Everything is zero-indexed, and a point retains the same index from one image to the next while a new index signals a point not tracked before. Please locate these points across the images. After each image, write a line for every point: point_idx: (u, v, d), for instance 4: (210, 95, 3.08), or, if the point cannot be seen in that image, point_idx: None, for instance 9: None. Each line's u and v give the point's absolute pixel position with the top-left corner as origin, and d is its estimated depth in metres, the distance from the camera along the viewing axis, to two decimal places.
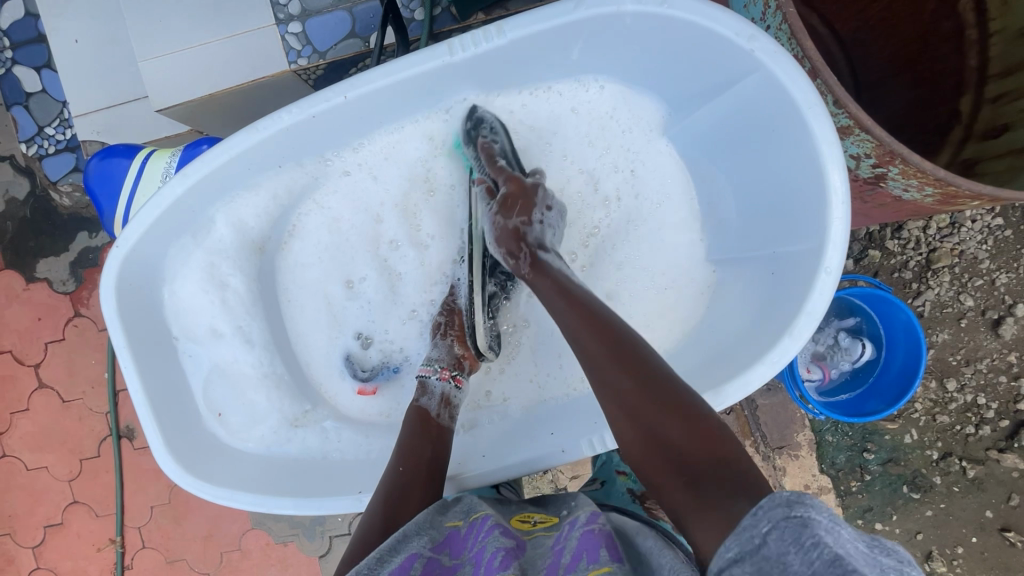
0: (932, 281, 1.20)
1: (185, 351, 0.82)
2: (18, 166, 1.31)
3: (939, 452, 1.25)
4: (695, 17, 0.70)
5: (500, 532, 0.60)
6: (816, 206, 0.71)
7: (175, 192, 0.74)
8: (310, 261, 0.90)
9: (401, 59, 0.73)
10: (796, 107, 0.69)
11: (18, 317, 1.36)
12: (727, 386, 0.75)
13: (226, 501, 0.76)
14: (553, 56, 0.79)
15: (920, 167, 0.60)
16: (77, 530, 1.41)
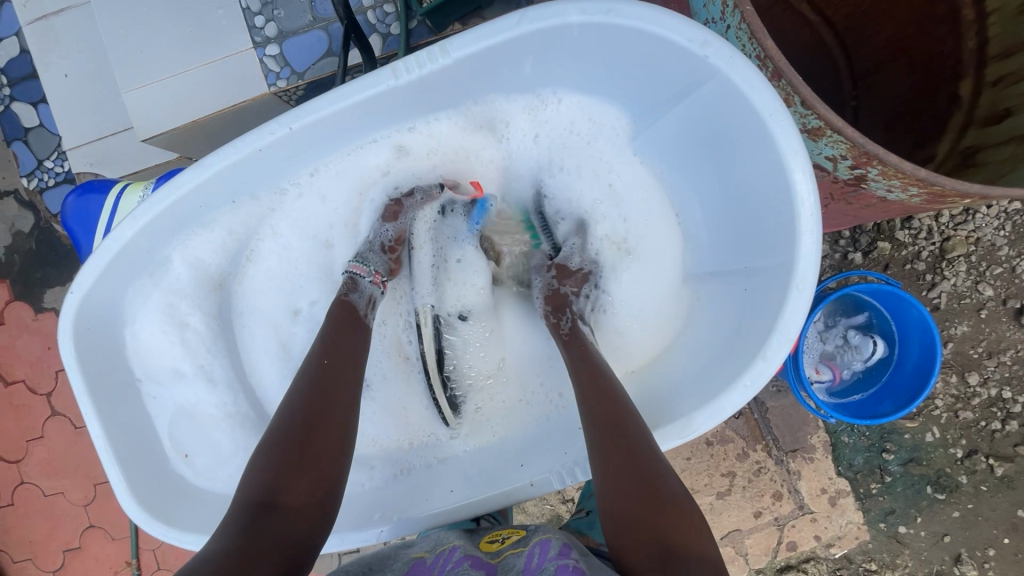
0: (947, 272, 1.15)
1: (150, 394, 0.81)
2: (22, 201, 1.34)
3: (964, 450, 1.19)
4: (647, 25, 0.66)
5: (469, 564, 0.65)
6: (785, 220, 0.68)
7: (124, 236, 0.72)
8: (268, 294, 0.89)
9: (350, 84, 0.70)
10: (757, 113, 0.65)
11: (29, 348, 1.39)
12: (700, 414, 0.72)
13: (191, 546, 0.75)
14: (508, 71, 0.76)
15: (898, 167, 0.56)
16: (94, 554, 1.43)
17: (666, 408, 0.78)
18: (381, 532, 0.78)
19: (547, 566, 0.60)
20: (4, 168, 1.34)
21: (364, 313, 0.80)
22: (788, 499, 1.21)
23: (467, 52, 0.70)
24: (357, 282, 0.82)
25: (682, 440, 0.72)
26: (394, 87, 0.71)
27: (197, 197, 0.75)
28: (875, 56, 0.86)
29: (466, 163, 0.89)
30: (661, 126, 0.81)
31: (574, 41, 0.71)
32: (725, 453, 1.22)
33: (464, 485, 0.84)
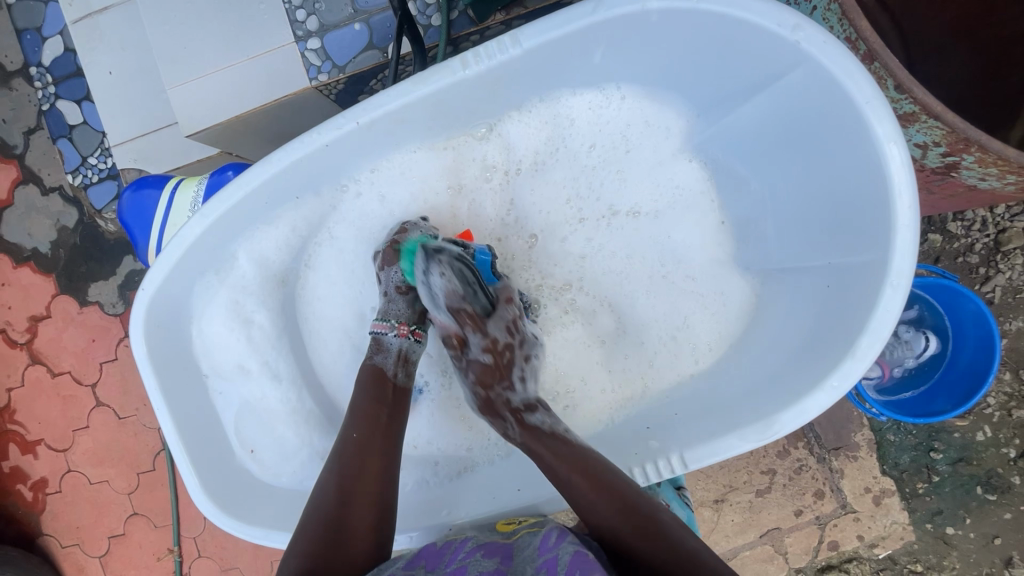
0: (1003, 265, 1.10)
1: (215, 389, 0.82)
2: (67, 197, 1.38)
3: (1017, 450, 1.15)
4: (732, 9, 0.64)
5: (481, 555, 0.65)
6: (878, 211, 0.66)
7: (194, 232, 0.73)
8: (329, 291, 0.89)
9: (415, 78, 0.69)
10: (851, 101, 0.63)
11: (74, 340, 1.43)
12: (783, 414, 0.69)
13: (264, 539, 0.75)
14: (576, 61, 0.74)
15: (1002, 153, 0.55)
16: (138, 540, 1.48)
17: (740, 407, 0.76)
18: (450, 527, 0.79)
19: (565, 547, 0.59)
20: (49, 165, 1.37)
21: (391, 376, 0.79)
22: (831, 498, 1.18)
23: (538, 42, 0.68)
24: (382, 341, 0.81)
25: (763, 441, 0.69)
26: (461, 77, 0.70)
27: (266, 194, 0.75)
28: (935, 39, 0.82)
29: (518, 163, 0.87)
30: (730, 120, 0.81)
31: (645, 30, 0.69)
32: (766, 451, 1.20)
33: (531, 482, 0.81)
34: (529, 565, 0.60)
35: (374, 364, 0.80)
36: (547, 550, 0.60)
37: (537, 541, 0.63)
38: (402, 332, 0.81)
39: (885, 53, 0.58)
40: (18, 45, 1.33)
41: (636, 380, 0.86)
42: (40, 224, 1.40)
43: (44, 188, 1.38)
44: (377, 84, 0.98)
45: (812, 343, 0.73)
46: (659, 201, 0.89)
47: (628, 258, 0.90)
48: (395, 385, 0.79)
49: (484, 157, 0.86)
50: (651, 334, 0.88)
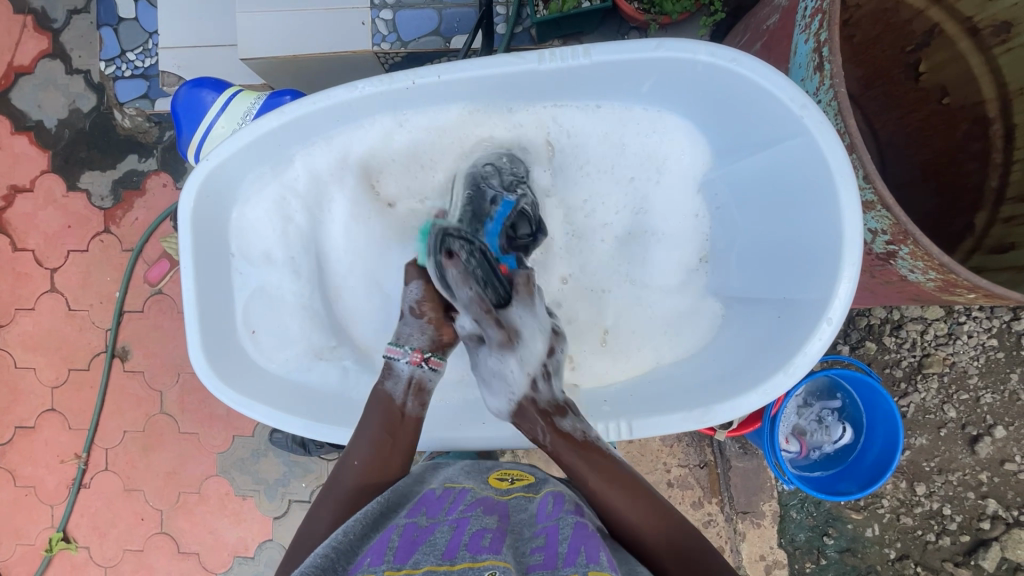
0: (920, 385, 1.25)
1: (238, 269, 0.84)
2: (90, 82, 1.38)
3: (897, 552, 1.27)
4: (761, 80, 0.69)
5: (482, 510, 0.63)
6: (829, 260, 0.70)
7: (270, 124, 0.75)
8: (355, 212, 0.88)
9: (499, 56, 0.73)
10: (830, 173, 0.68)
11: (50, 221, 1.41)
12: (718, 406, 0.76)
13: (246, 410, 0.80)
14: (624, 85, 0.79)
15: (929, 250, 0.63)
16: (46, 438, 1.42)
17: (680, 400, 0.80)
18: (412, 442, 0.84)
19: (565, 517, 0.61)
20: (83, 48, 1.38)
21: (403, 403, 0.74)
22: (728, 556, 1.28)
23: (606, 59, 0.73)
24: (393, 365, 0.76)
25: (700, 424, 0.76)
26: (534, 70, 0.74)
27: (337, 110, 0.77)
28: None
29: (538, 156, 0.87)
30: (736, 168, 0.82)
31: (691, 76, 0.74)
32: (682, 497, 1.29)
33: (494, 420, 0.85)
34: (526, 531, 0.61)
35: (386, 390, 0.75)
36: (546, 518, 0.62)
37: (535, 510, 0.65)
38: (414, 358, 0.76)
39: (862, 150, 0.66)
40: None
41: (608, 369, 0.88)
42: (54, 101, 1.39)
43: (71, 68, 1.38)
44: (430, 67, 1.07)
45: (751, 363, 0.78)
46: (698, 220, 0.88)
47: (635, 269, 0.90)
48: (406, 412, 0.74)
49: (519, 137, 0.85)
50: (638, 324, 0.89)
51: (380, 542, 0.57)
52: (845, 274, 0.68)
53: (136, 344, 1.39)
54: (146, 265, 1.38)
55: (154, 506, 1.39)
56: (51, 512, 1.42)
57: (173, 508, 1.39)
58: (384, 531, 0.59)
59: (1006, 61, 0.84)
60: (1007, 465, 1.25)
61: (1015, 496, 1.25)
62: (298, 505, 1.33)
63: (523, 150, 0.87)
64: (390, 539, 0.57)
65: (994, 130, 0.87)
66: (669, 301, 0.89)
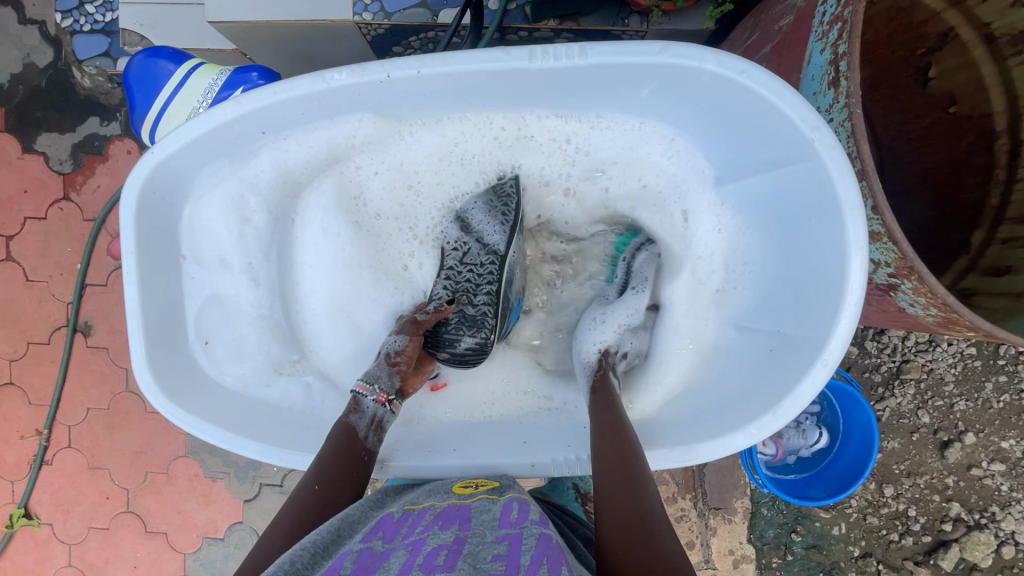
0: (897, 390, 1.26)
1: (189, 273, 0.79)
2: (46, 35, 1.27)
3: (860, 550, 1.30)
4: (769, 96, 0.64)
5: (440, 527, 0.60)
6: (830, 292, 0.68)
7: (224, 115, 0.69)
8: (320, 220, 0.83)
9: (488, 50, 0.66)
10: (838, 207, 0.64)
11: (5, 184, 1.31)
12: (702, 444, 0.74)
13: (195, 430, 0.76)
14: (624, 90, 0.73)
15: (934, 289, 0.60)
16: (5, 413, 1.36)
17: (662, 435, 0.79)
18: (383, 467, 0.80)
19: (529, 526, 0.58)
20: None
21: (364, 438, 0.73)
22: (698, 550, 1.30)
23: (605, 62, 0.66)
24: (360, 402, 0.74)
25: (680, 463, 0.75)
26: (525, 69, 0.68)
27: (302, 103, 0.70)
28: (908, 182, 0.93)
29: (536, 156, 0.84)
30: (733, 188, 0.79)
31: (694, 86, 0.69)
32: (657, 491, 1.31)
33: (464, 445, 0.82)
34: (488, 535, 0.58)
35: (349, 422, 0.73)
36: (508, 525, 0.59)
37: (498, 514, 0.62)
38: (384, 400, 0.75)
39: (873, 176, 0.62)
40: None
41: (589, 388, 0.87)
42: (6, 53, 1.28)
43: (24, 17, 1.27)
44: (415, 41, 0.99)
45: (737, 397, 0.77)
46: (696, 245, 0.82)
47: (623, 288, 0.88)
48: (367, 448, 0.72)
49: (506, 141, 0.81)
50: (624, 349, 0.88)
51: (333, 566, 0.52)
52: (846, 313, 0.65)
53: (99, 318, 1.32)
54: (110, 236, 1.30)
55: (119, 485, 1.35)
56: (11, 488, 1.38)
57: (139, 488, 1.35)
58: (339, 553, 0.55)
59: (1018, 74, 0.80)
60: (974, 470, 1.27)
61: (979, 500, 1.27)
62: (269, 488, 1.30)
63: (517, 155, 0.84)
64: (343, 564, 0.53)
65: (999, 143, 0.84)
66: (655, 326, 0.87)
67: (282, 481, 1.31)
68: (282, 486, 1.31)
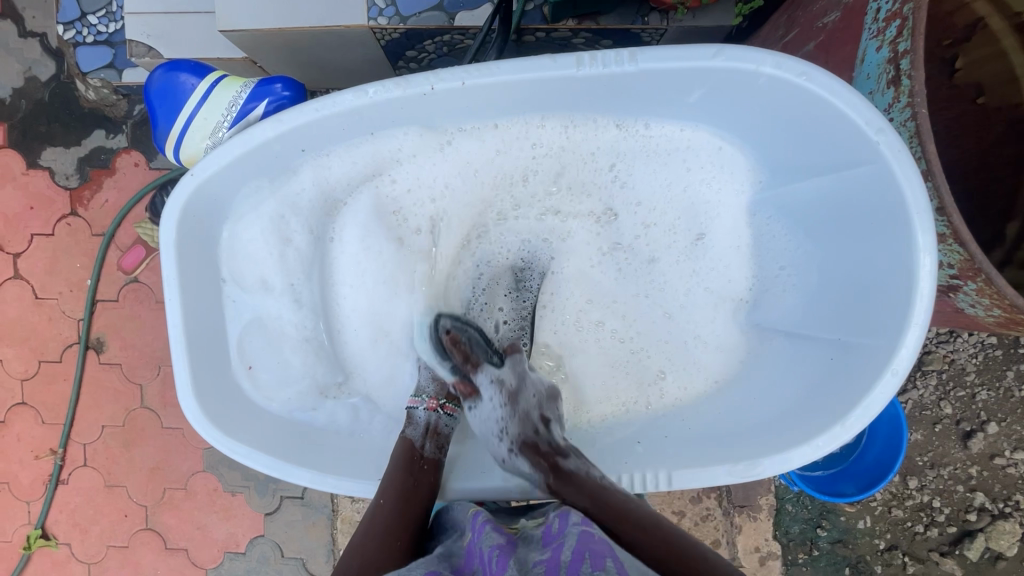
0: (918, 381, 1.26)
1: (230, 297, 0.77)
2: (48, 47, 1.24)
3: (886, 543, 1.29)
4: (831, 97, 0.63)
5: (493, 529, 0.61)
6: (896, 299, 0.67)
7: (265, 135, 0.68)
8: (361, 236, 0.83)
9: (529, 57, 0.65)
10: (904, 210, 0.63)
11: (10, 201, 1.29)
12: (767, 459, 0.72)
13: (244, 459, 0.74)
14: (670, 94, 0.72)
15: (1003, 291, 0.59)
16: (17, 433, 1.34)
17: (722, 448, 0.76)
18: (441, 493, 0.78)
19: (571, 531, 0.57)
20: (38, 8, 1.24)
21: (421, 447, 0.75)
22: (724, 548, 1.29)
23: (654, 67, 0.65)
24: (412, 414, 0.78)
25: (745, 478, 0.72)
26: (572, 76, 0.66)
27: (345, 119, 0.69)
28: None
29: (570, 166, 0.83)
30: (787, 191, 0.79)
31: (751, 89, 0.68)
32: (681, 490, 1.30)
33: None
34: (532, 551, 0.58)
35: (407, 436, 0.76)
36: (553, 537, 0.58)
37: (542, 530, 0.60)
38: (433, 404, 0.79)
39: (940, 177, 0.61)
40: None
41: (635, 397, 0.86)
42: (6, 67, 1.25)
43: (24, 30, 1.24)
44: (429, 44, 0.97)
45: (798, 407, 0.75)
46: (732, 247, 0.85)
47: (664, 300, 0.89)
48: (425, 457, 0.74)
49: (544, 149, 0.80)
50: (666, 357, 0.87)
51: None
52: (917, 319, 0.64)
53: (111, 335, 1.30)
54: (119, 251, 1.28)
55: (137, 502, 1.33)
56: (27, 508, 1.36)
57: (157, 505, 1.33)
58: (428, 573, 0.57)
59: None
60: (997, 459, 1.26)
61: (1003, 489, 1.27)
62: (290, 501, 1.29)
63: (553, 163, 0.83)
64: None
65: None
66: (699, 337, 0.87)
67: (303, 493, 1.30)
68: (303, 497, 1.29)
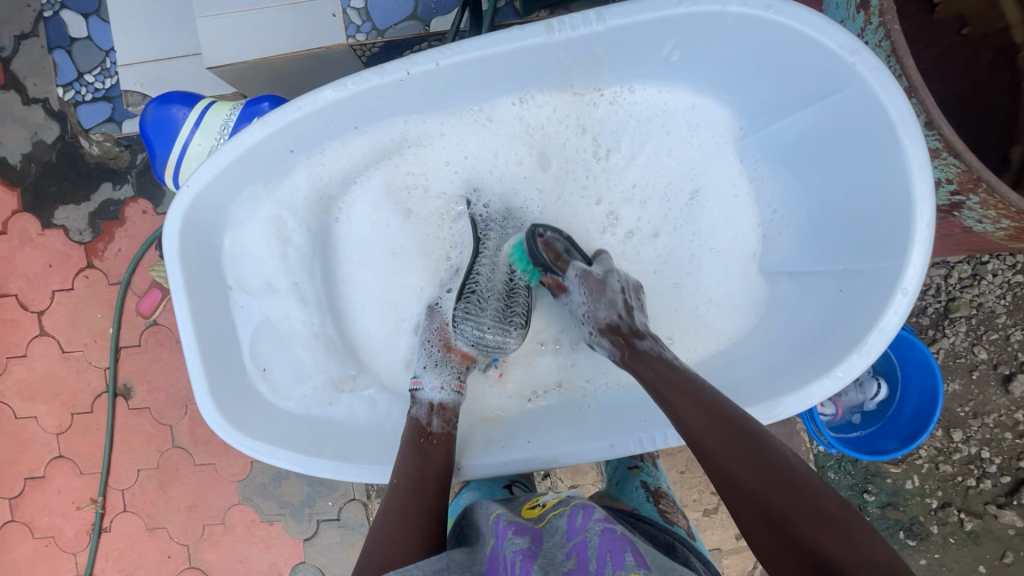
0: (948, 330, 1.20)
1: (237, 302, 0.79)
2: (50, 111, 1.30)
3: (939, 501, 1.23)
4: (801, 26, 0.64)
5: (515, 532, 0.57)
6: (896, 220, 0.67)
7: (253, 139, 0.70)
8: (368, 216, 0.86)
9: (501, 31, 0.66)
10: (891, 125, 0.64)
11: (29, 262, 1.34)
12: (788, 397, 0.70)
13: (267, 457, 0.75)
14: (643, 51, 0.72)
15: (1005, 198, 0.59)
16: (58, 486, 1.37)
17: (736, 393, 0.76)
18: (458, 472, 0.77)
19: (592, 527, 0.54)
20: (38, 75, 1.29)
21: (428, 424, 0.75)
22: None
23: (621, 24, 0.66)
24: (417, 396, 0.78)
25: (766, 418, 0.71)
26: (544, 44, 0.68)
27: (329, 115, 0.72)
28: None
29: (551, 140, 0.84)
30: (772, 131, 0.79)
31: (720, 32, 0.68)
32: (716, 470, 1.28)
33: (540, 436, 0.79)
34: (556, 551, 0.54)
35: (413, 417, 0.76)
36: (574, 532, 0.55)
37: (564, 525, 0.57)
38: (441, 384, 0.79)
39: (923, 90, 0.62)
40: None
41: None
42: (14, 135, 1.31)
43: (27, 98, 1.29)
44: (409, 54, 0.99)
45: (813, 345, 0.74)
46: (732, 191, 0.84)
47: (659, 261, 0.88)
48: (433, 433, 0.74)
49: (535, 120, 0.81)
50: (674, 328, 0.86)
51: None
52: (920, 236, 0.63)
53: (137, 380, 1.33)
54: (136, 296, 1.32)
55: (178, 541, 1.35)
56: (74, 560, 1.38)
57: (198, 542, 1.35)
58: None
59: None
60: None
61: None
62: (326, 525, 1.29)
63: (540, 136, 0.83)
64: None
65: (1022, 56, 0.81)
66: (709, 300, 0.85)
67: (338, 515, 1.30)
68: (339, 519, 1.29)
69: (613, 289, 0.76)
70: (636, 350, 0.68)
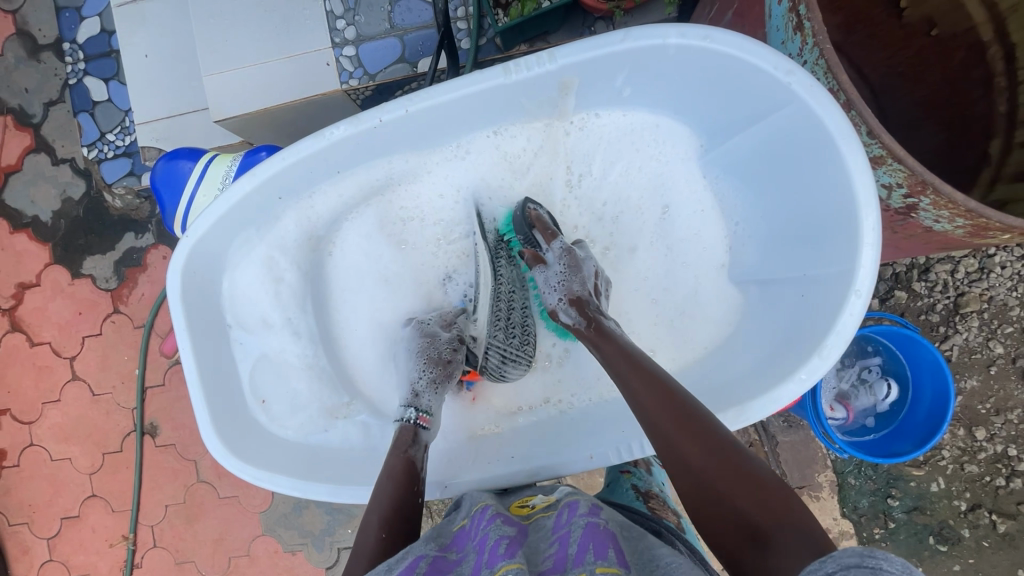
0: (960, 326, 1.18)
1: (237, 340, 0.83)
2: (77, 169, 1.39)
3: (968, 503, 1.19)
4: (738, 52, 0.66)
5: (501, 522, 0.59)
6: (843, 224, 0.68)
7: (243, 189, 0.75)
8: (357, 250, 0.90)
9: (460, 76, 0.71)
10: (831, 137, 0.65)
11: (61, 311, 1.42)
12: (755, 402, 0.72)
13: (268, 483, 0.78)
14: (598, 83, 0.76)
15: (951, 197, 0.57)
16: (92, 524, 1.43)
17: (714, 403, 0.78)
18: (444, 486, 0.80)
19: (577, 520, 0.56)
20: (65, 137, 1.39)
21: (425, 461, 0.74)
22: None
23: (571, 62, 0.70)
24: (420, 434, 0.77)
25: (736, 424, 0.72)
26: (505, 84, 0.71)
27: (314, 163, 0.77)
28: None
29: (527, 168, 0.88)
30: (731, 147, 0.82)
31: (665, 60, 0.71)
32: None
33: (522, 451, 0.83)
34: (540, 542, 0.56)
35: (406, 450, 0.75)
36: (560, 526, 0.57)
37: (553, 521, 0.59)
38: None
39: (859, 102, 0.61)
40: (54, 21, 1.37)
41: None
42: (45, 193, 1.40)
43: (56, 158, 1.39)
44: (401, 94, 1.05)
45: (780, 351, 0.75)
46: (704, 205, 0.87)
47: (646, 276, 0.90)
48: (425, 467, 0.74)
49: (511, 149, 0.86)
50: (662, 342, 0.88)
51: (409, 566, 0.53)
52: (869, 239, 0.65)
53: (163, 418, 1.39)
54: (159, 338, 1.39)
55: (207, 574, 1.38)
56: None
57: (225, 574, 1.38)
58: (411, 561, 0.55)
59: None
60: None
61: None
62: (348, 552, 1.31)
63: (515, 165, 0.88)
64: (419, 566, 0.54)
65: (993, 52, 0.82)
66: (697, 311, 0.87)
67: None
68: None
69: (586, 271, 0.80)
70: (602, 328, 0.73)
